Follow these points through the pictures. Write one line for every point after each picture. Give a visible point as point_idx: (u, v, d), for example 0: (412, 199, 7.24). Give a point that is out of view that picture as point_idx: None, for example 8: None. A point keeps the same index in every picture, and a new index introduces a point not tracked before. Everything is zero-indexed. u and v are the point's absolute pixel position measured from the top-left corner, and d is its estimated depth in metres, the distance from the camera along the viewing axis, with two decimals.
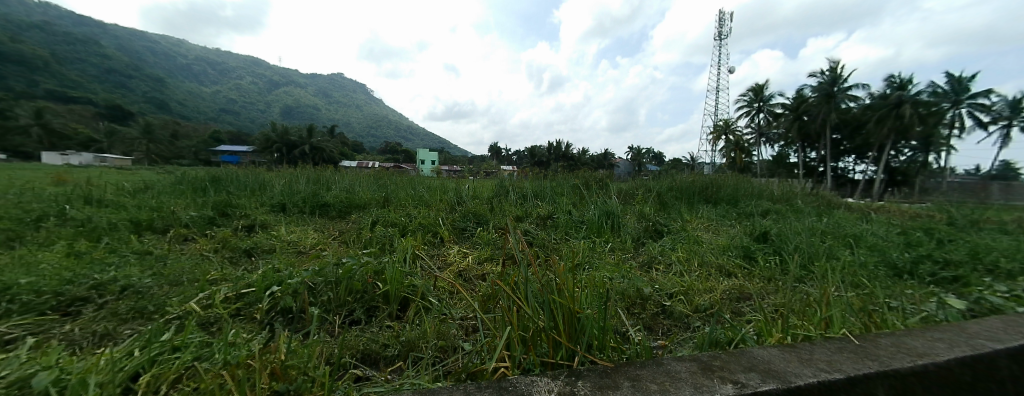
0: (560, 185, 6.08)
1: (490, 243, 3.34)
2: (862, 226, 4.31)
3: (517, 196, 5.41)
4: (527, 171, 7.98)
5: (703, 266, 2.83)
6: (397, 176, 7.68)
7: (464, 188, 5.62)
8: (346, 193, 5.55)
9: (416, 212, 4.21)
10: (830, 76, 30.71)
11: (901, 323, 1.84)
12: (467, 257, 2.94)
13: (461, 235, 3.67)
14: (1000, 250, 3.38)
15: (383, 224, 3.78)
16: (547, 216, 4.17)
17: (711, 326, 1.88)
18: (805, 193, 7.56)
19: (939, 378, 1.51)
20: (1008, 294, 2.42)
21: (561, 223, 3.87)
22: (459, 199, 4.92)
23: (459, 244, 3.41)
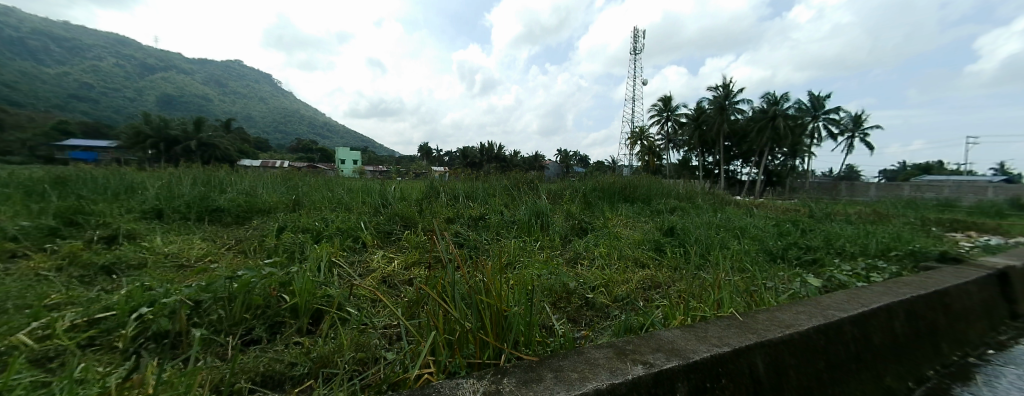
0: (492, 186, 6.16)
1: (417, 246, 3.23)
2: (748, 220, 5.10)
3: (448, 197, 5.35)
4: (458, 172, 7.93)
5: (622, 259, 3.07)
6: (311, 177, 7.08)
7: (391, 189, 5.38)
8: (245, 197, 4.97)
9: (332, 216, 3.92)
10: (724, 92, 35.98)
11: (774, 300, 2.21)
12: (392, 262, 2.81)
13: (386, 239, 3.50)
14: (844, 237, 4.26)
15: (292, 230, 3.45)
16: (478, 217, 4.18)
17: (627, 314, 2.05)
18: (705, 192, 8.70)
19: (801, 343, 1.83)
20: (849, 272, 3.05)
21: (492, 224, 3.90)
22: (384, 201, 4.68)
23: (383, 248, 3.24)
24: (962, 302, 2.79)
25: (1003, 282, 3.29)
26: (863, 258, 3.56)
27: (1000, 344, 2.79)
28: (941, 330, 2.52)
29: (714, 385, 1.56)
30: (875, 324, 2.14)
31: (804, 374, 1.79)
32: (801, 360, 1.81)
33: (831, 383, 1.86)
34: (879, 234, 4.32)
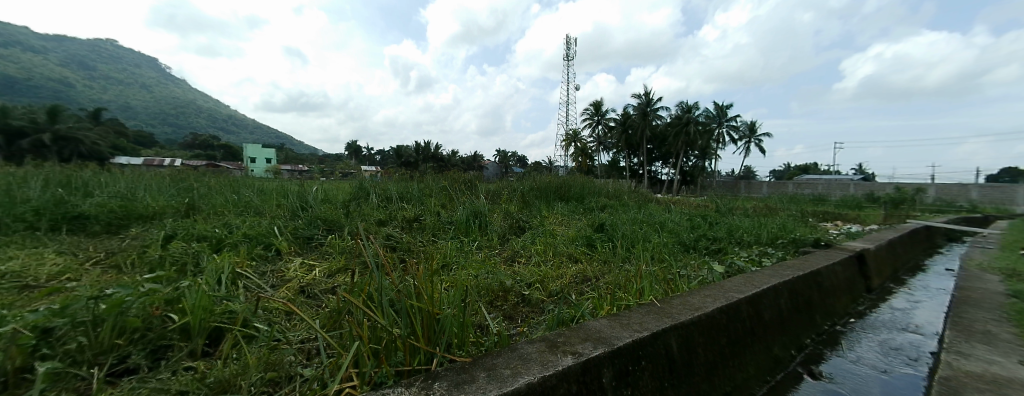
0: (428, 187, 6.01)
1: (342, 252, 3.03)
2: (667, 215, 5.65)
3: (379, 199, 5.12)
4: (391, 172, 7.60)
5: (556, 255, 3.20)
6: (211, 177, 6.23)
7: (313, 190, 4.97)
8: (120, 200, 4.22)
9: (238, 221, 3.50)
10: (644, 100, 39.56)
11: (686, 286, 2.48)
12: (313, 271, 2.60)
13: (305, 245, 3.22)
14: (743, 228, 4.93)
15: (185, 237, 3.00)
16: (413, 218, 4.05)
17: (561, 308, 2.14)
18: (631, 191, 9.46)
19: (707, 324, 2.07)
20: (746, 259, 3.53)
21: (428, 225, 3.81)
22: (304, 202, 4.30)
23: (303, 255, 2.98)
24: (831, 281, 3.40)
25: (859, 262, 4.08)
26: (757, 246, 4.15)
27: (857, 313, 3.45)
28: (815, 305, 3.04)
29: (635, 368, 1.69)
30: (766, 302, 2.51)
31: (710, 350, 2.03)
32: (707, 337, 2.05)
33: (732, 356, 2.14)
34: (769, 225, 5.08)
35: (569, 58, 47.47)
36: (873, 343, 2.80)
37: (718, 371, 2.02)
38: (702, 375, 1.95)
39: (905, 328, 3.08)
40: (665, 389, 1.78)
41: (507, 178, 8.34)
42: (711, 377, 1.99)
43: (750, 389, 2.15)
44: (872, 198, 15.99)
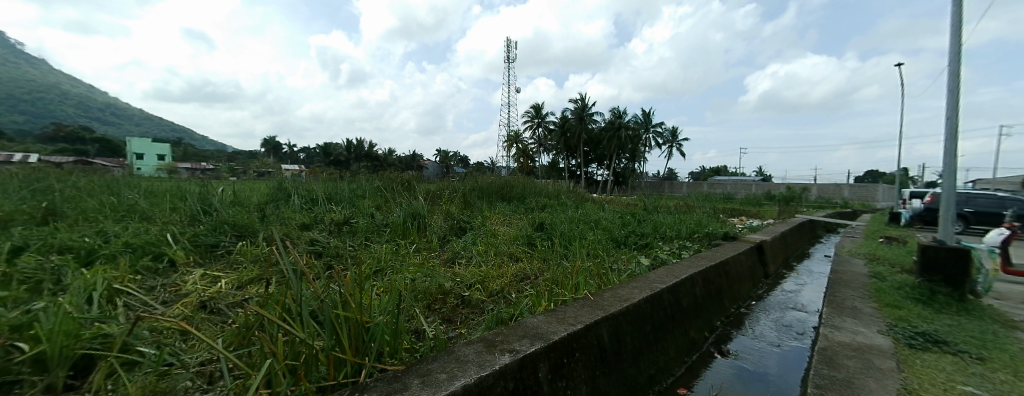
0: (360, 188, 5.70)
1: (256, 260, 2.74)
2: (602, 213, 6.02)
3: (303, 201, 4.72)
4: (317, 171, 7.06)
5: (497, 255, 3.23)
6: (78, 177, 5.19)
7: (220, 192, 4.41)
8: None
9: (119, 229, 2.96)
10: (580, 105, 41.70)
11: (617, 280, 2.66)
12: (220, 283, 2.30)
13: (208, 255, 2.84)
14: (667, 224, 5.45)
15: (42, 249, 2.46)
16: (343, 221, 3.80)
17: (500, 307, 2.16)
18: (569, 190, 9.90)
19: (634, 313, 2.25)
20: (669, 252, 3.89)
21: (359, 228, 3.61)
22: (209, 206, 3.79)
23: (205, 266, 2.62)
24: (736, 268, 3.89)
25: (759, 252, 4.74)
26: (677, 241, 4.60)
27: (758, 296, 4.00)
28: (724, 291, 3.46)
29: (570, 360, 1.77)
30: (684, 291, 2.80)
31: (636, 337, 2.20)
32: (634, 326, 2.22)
33: (656, 341, 2.34)
34: (688, 221, 5.67)
35: (511, 61, 48.27)
36: (769, 321, 3.27)
37: (643, 356, 2.21)
38: (630, 361, 2.11)
39: (793, 307, 3.65)
40: (597, 377, 1.89)
41: (449, 178, 8.22)
42: (637, 362, 2.16)
43: (670, 370, 2.38)
44: (768, 196, 18.70)
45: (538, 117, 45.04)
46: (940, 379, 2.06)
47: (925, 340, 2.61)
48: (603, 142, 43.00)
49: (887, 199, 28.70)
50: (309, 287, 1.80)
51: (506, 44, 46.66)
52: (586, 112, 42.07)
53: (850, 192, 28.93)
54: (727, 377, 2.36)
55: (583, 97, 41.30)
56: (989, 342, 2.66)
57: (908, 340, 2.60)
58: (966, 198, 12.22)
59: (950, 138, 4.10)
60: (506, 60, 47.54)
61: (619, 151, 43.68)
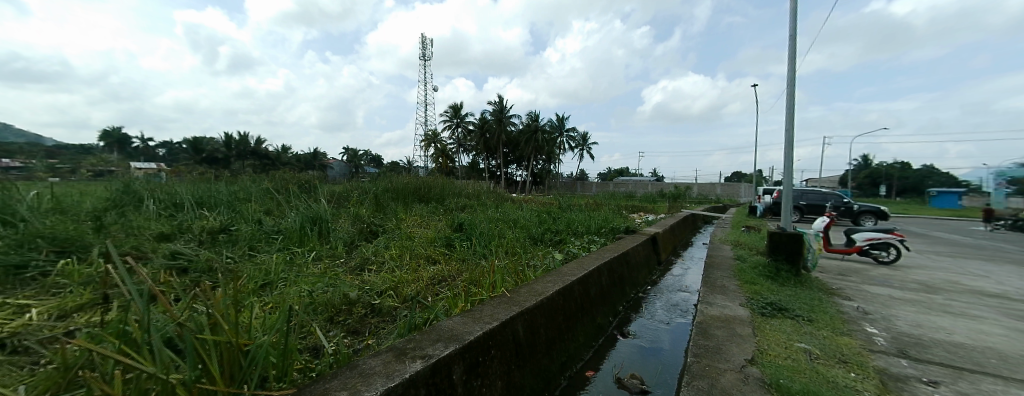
0: (244, 190, 5.05)
1: (89, 282, 2.16)
2: (520, 212, 6.22)
3: (160, 207, 3.95)
4: (181, 171, 5.98)
5: (413, 259, 3.11)
6: None
7: (32, 195, 3.38)
8: None
9: None
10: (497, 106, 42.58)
11: (533, 275, 2.79)
12: (29, 313, 1.75)
13: (9, 280, 2.14)
14: (578, 220, 5.89)
15: None
16: (217, 230, 3.25)
17: (413, 312, 2.08)
18: (489, 191, 10.00)
19: (547, 306, 2.37)
20: (580, 247, 4.21)
21: (241, 237, 3.13)
22: (13, 214, 2.89)
23: (5, 294, 1.98)
24: (636, 258, 4.40)
25: (654, 243, 5.43)
26: (588, 236, 5.00)
27: (653, 282, 4.58)
28: (626, 279, 3.88)
29: (485, 358, 1.79)
30: (592, 281, 3.05)
31: (549, 328, 2.33)
32: (547, 318, 2.35)
33: (567, 330, 2.52)
34: (597, 217, 6.23)
35: (427, 59, 46.99)
36: (662, 302, 3.77)
37: (556, 345, 2.35)
38: (544, 350, 2.23)
39: (680, 288, 4.26)
40: (512, 371, 1.94)
41: (358, 179, 7.63)
42: (550, 351, 2.29)
43: (579, 355, 2.59)
44: (660, 194, 21.50)
45: (458, 117, 44.63)
46: (781, 340, 2.62)
47: (770, 308, 3.29)
48: (521, 144, 44.75)
49: (747, 195, 35.34)
50: (162, 310, 1.47)
51: (421, 41, 45.21)
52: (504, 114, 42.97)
53: (721, 190, 35.00)
54: (627, 357, 2.65)
55: (501, 99, 42.25)
56: (811, 306, 3.48)
57: (761, 309, 3.25)
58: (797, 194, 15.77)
59: (787, 147, 5.24)
60: (421, 57, 46.12)
61: (537, 153, 45.92)
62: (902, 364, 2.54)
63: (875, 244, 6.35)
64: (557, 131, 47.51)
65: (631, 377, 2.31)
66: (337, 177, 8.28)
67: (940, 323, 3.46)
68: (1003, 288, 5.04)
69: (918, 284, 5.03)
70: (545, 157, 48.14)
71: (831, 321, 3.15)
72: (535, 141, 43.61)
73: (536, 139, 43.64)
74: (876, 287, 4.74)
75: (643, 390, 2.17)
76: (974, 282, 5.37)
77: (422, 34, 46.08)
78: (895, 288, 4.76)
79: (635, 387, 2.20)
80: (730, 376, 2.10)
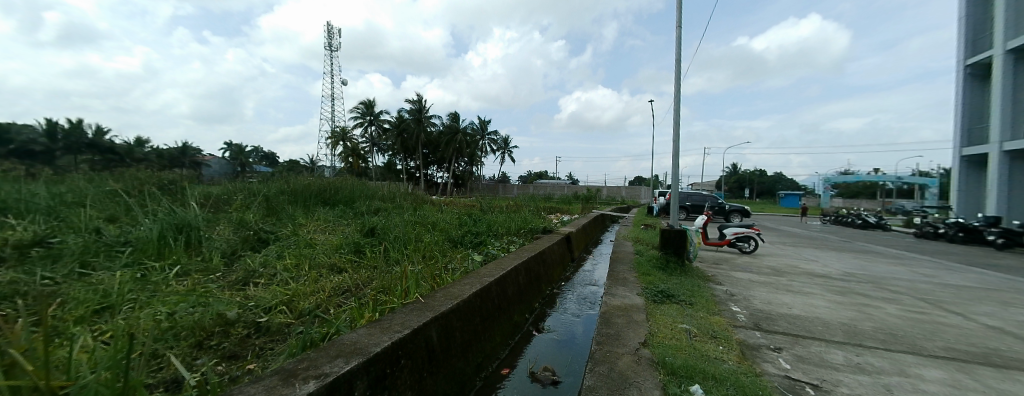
0: (74, 193, 4.01)
1: None
2: (441, 215, 6.09)
3: None
4: None
5: (313, 269, 2.85)
6: None
7: None
8: None
9: None
10: (414, 105, 41.07)
11: (449, 279, 2.77)
12: None
13: None
14: (499, 221, 6.00)
15: None
16: (29, 244, 2.52)
17: (309, 327, 1.87)
18: (407, 193, 9.56)
19: (463, 309, 2.36)
20: (499, 248, 4.31)
21: (67, 251, 2.48)
22: None
23: None
24: (552, 256, 4.66)
25: (568, 242, 5.82)
26: (507, 237, 5.16)
27: (566, 278, 4.91)
28: (542, 277, 4.08)
29: (394, 369, 1.68)
30: (509, 281, 3.13)
31: (465, 331, 2.32)
32: (463, 321, 2.34)
33: (483, 331, 2.54)
34: (516, 218, 6.44)
35: (333, 50, 43.27)
36: (574, 297, 4.06)
37: (472, 347, 2.35)
38: (458, 354, 2.21)
39: (590, 283, 4.65)
40: (423, 378, 1.87)
41: (243, 180, 6.66)
42: (466, 354, 2.28)
43: (495, 355, 2.63)
44: (575, 196, 23.12)
45: (373, 115, 41.91)
46: (669, 323, 3.02)
47: (661, 295, 3.77)
48: (441, 145, 43.84)
49: (647, 197, 39.97)
50: None
51: (326, 30, 41.33)
52: (423, 114, 41.57)
53: (626, 192, 39.11)
54: (541, 352, 2.78)
55: (420, 99, 41.01)
56: (692, 292, 4.10)
57: (653, 297, 3.71)
58: (684, 196, 18.43)
59: (676, 155, 6.10)
60: (326, 47, 42.16)
61: (458, 155, 45.52)
62: (756, 335, 3.14)
63: (740, 237, 7.76)
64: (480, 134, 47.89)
65: (545, 370, 2.44)
66: (212, 177, 7.13)
67: (784, 300, 4.38)
68: (823, 269, 6.60)
69: (770, 269, 6.29)
70: (467, 159, 48.01)
71: (707, 304, 3.75)
72: (455, 142, 43.10)
73: (456, 141, 43.14)
74: (741, 273, 5.79)
75: (554, 381, 2.31)
76: (808, 266, 6.91)
77: (328, 23, 42.02)
78: (755, 273, 5.87)
79: (547, 379, 2.33)
80: (626, 359, 2.35)
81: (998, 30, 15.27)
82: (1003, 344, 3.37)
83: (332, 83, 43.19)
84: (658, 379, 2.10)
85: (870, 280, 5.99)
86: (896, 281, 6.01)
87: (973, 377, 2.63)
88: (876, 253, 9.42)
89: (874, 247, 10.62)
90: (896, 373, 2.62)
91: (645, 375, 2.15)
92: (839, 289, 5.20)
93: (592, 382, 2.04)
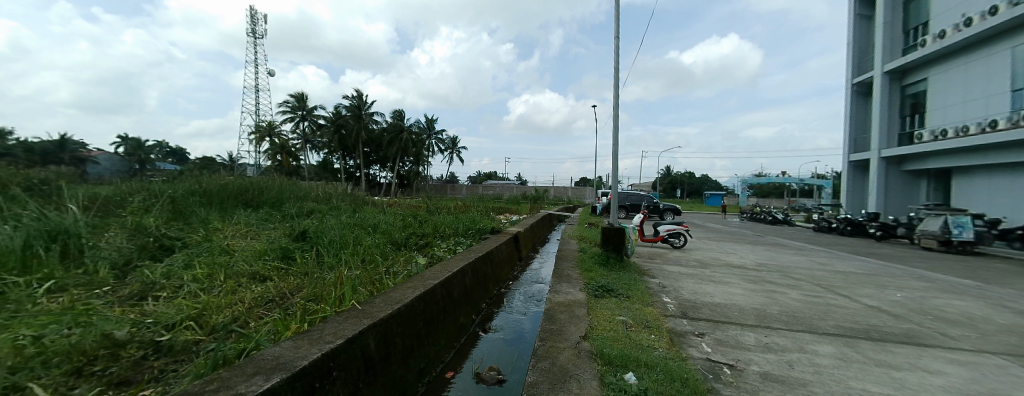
0: None
1: None
2: (384, 217, 5.80)
3: None
4: None
5: (230, 279, 2.60)
6: None
7: None
8: None
9: None
10: (355, 101, 38.84)
11: (390, 283, 2.68)
12: None
13: None
14: (446, 222, 5.89)
15: None
16: None
17: (223, 343, 1.69)
18: (345, 193, 8.99)
19: (404, 314, 2.28)
20: (444, 249, 4.26)
21: None
22: None
23: None
24: (499, 256, 4.70)
25: (516, 241, 5.92)
26: (453, 238, 5.10)
27: (514, 277, 4.99)
28: (490, 278, 4.10)
29: (326, 382, 1.53)
30: (455, 283, 3.11)
31: (406, 336, 2.25)
32: (404, 326, 2.26)
33: (426, 335, 2.49)
34: (464, 219, 6.38)
35: (258, 37, 39.49)
36: (521, 295, 4.15)
37: (413, 352, 2.28)
38: (399, 361, 2.12)
39: (537, 281, 4.78)
40: (360, 389, 1.74)
41: (141, 179, 5.82)
42: (407, 360, 2.21)
43: (439, 358, 2.59)
44: (522, 197, 23.52)
45: (306, 109, 38.79)
46: (608, 316, 3.21)
47: (601, 290, 3.99)
48: (384, 144, 42.00)
49: (591, 197, 41.88)
50: None
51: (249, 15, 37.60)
52: (363, 110, 39.51)
53: (570, 192, 40.56)
54: (486, 352, 2.79)
55: (359, 95, 38.92)
56: (630, 285, 4.40)
57: (594, 291, 3.91)
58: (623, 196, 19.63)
59: (615, 158, 6.48)
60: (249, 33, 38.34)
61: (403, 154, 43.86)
62: (683, 323, 3.46)
63: (673, 234, 8.47)
64: (428, 133, 46.69)
65: (490, 370, 2.45)
66: (100, 175, 6.16)
67: (708, 289, 4.88)
68: (741, 261, 7.45)
69: (698, 262, 6.95)
70: (412, 159, 46.45)
71: (642, 296, 4.04)
72: (400, 141, 41.46)
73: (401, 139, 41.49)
74: (673, 266, 6.33)
75: (499, 380, 2.34)
76: (730, 258, 7.74)
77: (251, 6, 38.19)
78: (685, 266, 6.45)
79: (492, 378, 2.35)
80: (568, 352, 2.46)
81: (879, 56, 18.34)
82: (877, 321, 4.07)
83: (257, 73, 39.20)
84: (596, 370, 2.22)
85: (778, 269, 6.90)
86: (798, 270, 6.98)
87: (855, 350, 3.14)
88: (781, 245, 10.85)
89: (781, 240, 12.20)
90: (797, 350, 3.05)
91: (584, 367, 2.25)
92: (753, 278, 5.91)
93: (534, 378, 2.09)
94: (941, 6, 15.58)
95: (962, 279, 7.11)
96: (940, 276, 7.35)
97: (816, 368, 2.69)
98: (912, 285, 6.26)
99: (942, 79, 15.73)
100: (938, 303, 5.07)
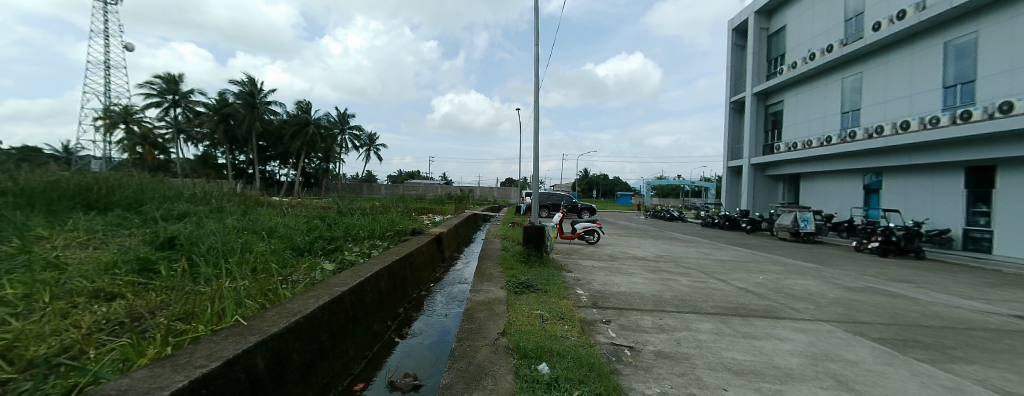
0: None
1: None
2: (282, 219, 5.16)
3: None
4: None
5: (59, 301, 2.07)
6: None
7: None
8: None
9: None
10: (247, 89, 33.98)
11: (288, 294, 2.42)
12: None
13: None
14: (359, 224, 5.46)
15: None
16: None
17: (43, 381, 1.33)
18: (230, 192, 7.82)
19: (304, 326, 2.07)
20: (356, 253, 3.97)
21: None
22: None
23: None
24: (419, 258, 4.55)
25: (438, 242, 5.81)
26: (368, 241, 4.81)
27: (435, 279, 4.87)
28: (408, 281, 3.95)
29: None
30: (368, 289, 2.93)
31: (306, 351, 2.04)
32: (304, 339, 2.05)
33: (332, 347, 2.30)
34: (381, 220, 6.03)
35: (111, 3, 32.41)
36: (442, 297, 4.08)
37: (315, 368, 2.08)
38: (296, 378, 1.92)
39: (458, 282, 4.75)
40: None
41: None
42: (306, 376, 2.00)
43: (347, 370, 2.41)
44: (447, 196, 23.16)
45: (177, 93, 32.94)
46: (526, 311, 3.33)
47: (522, 286, 4.13)
48: (286, 137, 37.52)
49: (515, 196, 43.00)
50: None
51: None
52: (258, 99, 34.83)
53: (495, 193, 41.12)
54: (401, 358, 2.69)
55: (250, 80, 34.26)
56: (548, 280, 4.64)
57: (514, 288, 4.04)
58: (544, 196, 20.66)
59: (536, 159, 6.79)
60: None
61: (309, 150, 39.58)
62: (593, 312, 3.78)
63: (589, 231, 9.17)
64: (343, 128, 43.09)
65: (405, 376, 2.37)
66: None
67: (615, 280, 5.40)
68: (645, 254, 8.39)
69: (609, 256, 7.63)
70: (322, 155, 42.26)
71: (558, 289, 4.29)
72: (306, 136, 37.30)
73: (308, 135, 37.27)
74: (588, 261, 6.86)
75: (415, 385, 2.27)
76: (637, 251, 8.68)
77: None
78: (598, 260, 7.04)
79: (407, 385, 2.27)
80: (485, 350, 2.49)
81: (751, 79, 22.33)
82: (745, 300, 4.95)
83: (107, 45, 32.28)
84: (512, 364, 2.29)
85: (674, 260, 7.93)
86: (690, 260, 8.13)
87: (728, 325, 3.78)
88: (675, 238, 12.52)
89: (676, 234, 14.09)
90: (684, 328, 3.55)
91: (500, 362, 2.31)
92: (653, 268, 6.71)
93: (450, 378, 2.06)
94: (794, 43, 19.54)
95: (805, 263, 9.03)
96: (791, 261, 9.21)
97: (698, 343, 3.17)
98: (772, 269, 7.75)
99: (794, 102, 19.78)
100: (788, 283, 6.37)
